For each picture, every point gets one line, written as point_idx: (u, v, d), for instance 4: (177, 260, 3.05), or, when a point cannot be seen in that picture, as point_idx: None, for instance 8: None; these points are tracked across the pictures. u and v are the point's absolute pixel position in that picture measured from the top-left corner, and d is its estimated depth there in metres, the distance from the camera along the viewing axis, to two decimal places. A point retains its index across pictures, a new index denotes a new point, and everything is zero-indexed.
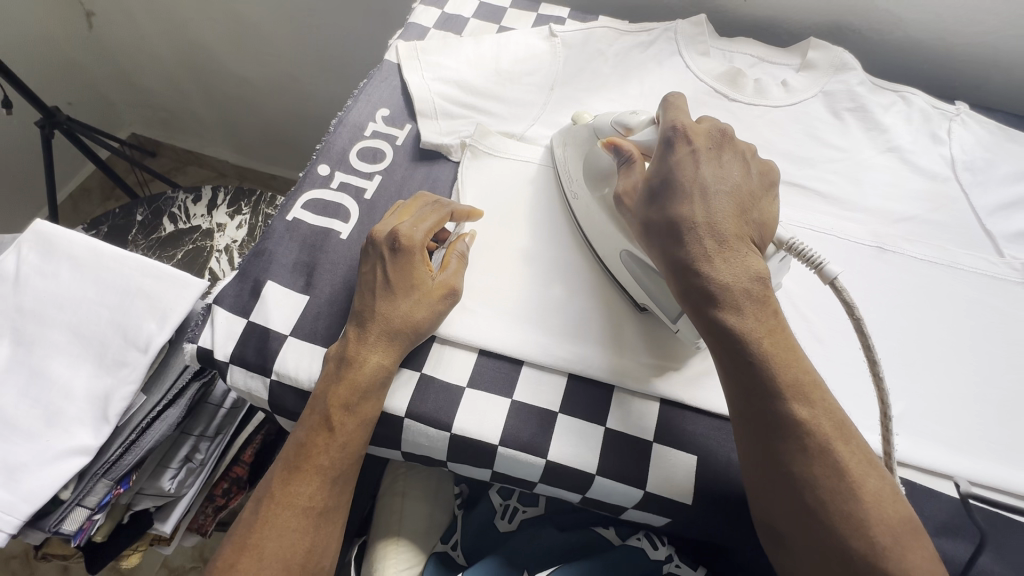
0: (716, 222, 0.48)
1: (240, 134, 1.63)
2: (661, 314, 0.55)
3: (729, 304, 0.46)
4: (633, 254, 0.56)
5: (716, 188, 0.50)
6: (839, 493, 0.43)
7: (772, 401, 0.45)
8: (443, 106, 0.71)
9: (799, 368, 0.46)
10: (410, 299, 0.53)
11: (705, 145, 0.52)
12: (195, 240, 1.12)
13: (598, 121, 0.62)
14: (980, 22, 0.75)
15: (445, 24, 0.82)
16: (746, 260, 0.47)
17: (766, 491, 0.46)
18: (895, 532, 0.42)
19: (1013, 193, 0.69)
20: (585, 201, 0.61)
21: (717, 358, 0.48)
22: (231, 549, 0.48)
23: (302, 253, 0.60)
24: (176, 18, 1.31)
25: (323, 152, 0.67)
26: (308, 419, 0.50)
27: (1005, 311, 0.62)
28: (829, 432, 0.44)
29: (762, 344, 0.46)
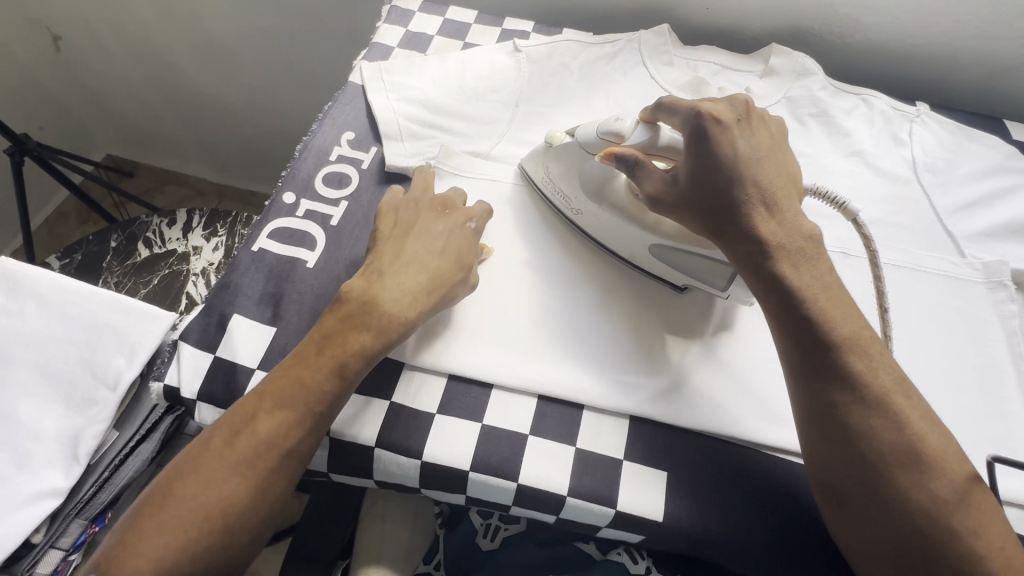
0: (768, 189, 0.50)
1: (217, 152, 1.62)
2: (708, 288, 0.58)
3: (783, 260, 0.49)
4: (665, 247, 0.57)
5: (756, 158, 0.51)
6: (902, 453, 0.44)
7: (831, 354, 0.46)
8: (408, 126, 0.71)
9: (856, 325, 0.47)
10: (464, 262, 0.57)
11: (735, 118, 0.52)
12: (171, 264, 1.11)
13: (583, 135, 0.59)
14: (938, 23, 0.76)
15: (409, 42, 0.82)
16: (796, 223, 0.50)
17: (823, 448, 0.46)
18: (958, 487, 0.43)
19: (973, 193, 0.71)
20: (594, 214, 0.61)
21: (772, 316, 0.49)
22: (177, 468, 0.48)
23: (267, 284, 0.59)
24: (145, 38, 1.30)
25: (288, 179, 0.67)
26: (315, 358, 0.51)
27: (968, 311, 0.63)
28: (891, 385, 0.45)
29: (820, 303, 0.47)
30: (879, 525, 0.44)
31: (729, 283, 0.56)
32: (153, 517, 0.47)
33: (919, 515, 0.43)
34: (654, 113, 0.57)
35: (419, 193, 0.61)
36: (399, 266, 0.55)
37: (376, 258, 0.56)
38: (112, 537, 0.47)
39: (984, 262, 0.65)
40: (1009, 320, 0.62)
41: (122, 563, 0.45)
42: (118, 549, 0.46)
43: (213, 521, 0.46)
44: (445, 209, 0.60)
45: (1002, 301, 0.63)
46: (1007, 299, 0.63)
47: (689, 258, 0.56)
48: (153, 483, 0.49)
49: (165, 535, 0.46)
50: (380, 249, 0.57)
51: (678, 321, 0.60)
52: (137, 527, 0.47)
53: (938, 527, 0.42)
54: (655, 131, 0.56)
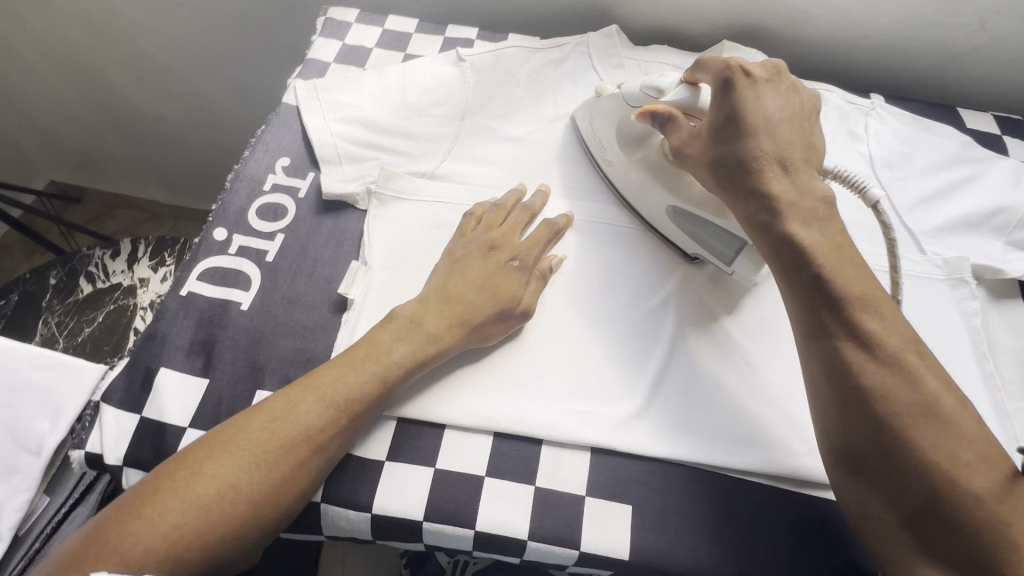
0: (782, 148, 0.51)
1: (167, 172, 1.54)
2: (715, 260, 0.60)
3: (793, 215, 0.48)
4: (680, 212, 0.59)
5: (776, 116, 0.52)
6: (910, 405, 0.40)
7: (838, 310, 0.44)
8: (346, 148, 0.67)
9: (864, 283, 0.45)
10: (501, 300, 0.55)
11: (764, 77, 0.54)
12: (116, 299, 1.05)
13: (627, 89, 0.63)
14: (887, 14, 0.74)
15: (347, 57, 0.78)
16: (806, 184, 0.49)
17: (834, 407, 0.43)
18: (979, 453, 0.39)
19: (930, 186, 0.69)
20: (623, 167, 0.64)
21: (780, 274, 0.48)
22: (207, 445, 0.46)
23: (197, 332, 0.55)
24: (81, 63, 1.24)
25: (218, 214, 0.63)
26: (367, 364, 0.50)
27: (930, 310, 0.61)
28: (893, 338, 0.43)
29: (826, 257, 0.46)
30: (889, 485, 0.41)
31: (737, 254, 0.57)
32: (174, 492, 0.43)
33: (928, 470, 0.39)
34: (692, 73, 0.58)
35: (506, 203, 0.63)
36: (442, 294, 0.55)
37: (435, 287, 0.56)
38: (120, 507, 0.43)
39: (944, 259, 0.64)
40: (972, 318, 0.61)
41: (134, 536, 0.41)
42: (127, 521, 0.42)
43: (239, 507, 0.44)
44: (492, 250, 0.59)
45: (964, 297, 0.62)
46: (969, 296, 0.61)
47: (700, 223, 0.59)
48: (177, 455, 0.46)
49: (185, 513, 0.42)
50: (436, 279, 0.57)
51: (638, 342, 0.57)
52: (156, 498, 0.43)
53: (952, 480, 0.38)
54: (696, 92, 0.58)
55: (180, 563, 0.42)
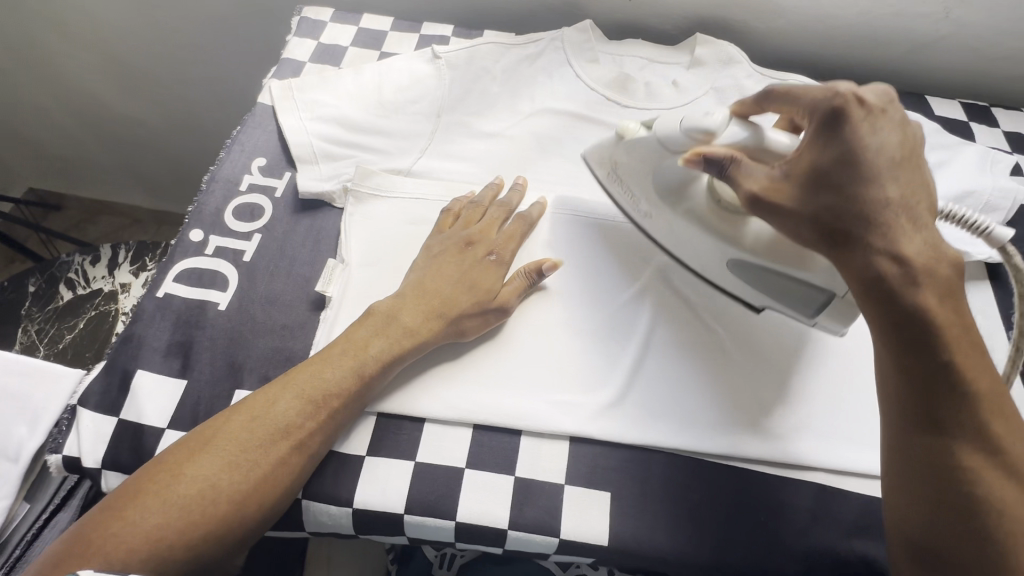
0: (909, 196, 0.43)
1: (148, 177, 1.53)
2: (793, 313, 0.53)
3: (929, 283, 0.41)
4: (745, 265, 0.52)
5: (894, 161, 0.43)
6: (988, 460, 0.40)
7: (944, 385, 0.41)
8: (322, 146, 0.67)
9: (985, 374, 0.41)
10: (478, 293, 0.56)
11: (873, 110, 0.45)
12: (98, 305, 1.04)
13: (662, 129, 0.53)
14: (855, 4, 0.76)
15: (322, 56, 0.77)
16: (937, 240, 0.42)
17: (907, 478, 0.43)
18: None
19: None
20: (664, 219, 0.57)
21: (891, 347, 0.42)
22: (186, 447, 0.46)
23: (174, 333, 0.55)
24: (56, 69, 1.22)
25: (194, 215, 0.62)
26: (343, 361, 0.50)
27: None
28: (991, 399, 0.41)
29: (954, 336, 0.40)
30: (956, 530, 0.41)
31: (820, 310, 0.51)
32: (156, 493, 0.44)
33: (1001, 528, 0.39)
34: (760, 104, 0.51)
35: (485, 201, 0.63)
36: (417, 288, 0.56)
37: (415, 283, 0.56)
38: (101, 508, 0.44)
39: None
40: None
41: (117, 539, 0.42)
42: (109, 522, 0.43)
43: (219, 507, 0.44)
44: (467, 245, 0.59)
45: None
46: None
47: (776, 277, 0.51)
48: (157, 458, 0.46)
49: (167, 514, 0.43)
50: (415, 275, 0.57)
51: (615, 332, 0.58)
52: (137, 501, 0.44)
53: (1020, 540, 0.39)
54: (757, 131, 0.50)
55: (163, 562, 0.43)
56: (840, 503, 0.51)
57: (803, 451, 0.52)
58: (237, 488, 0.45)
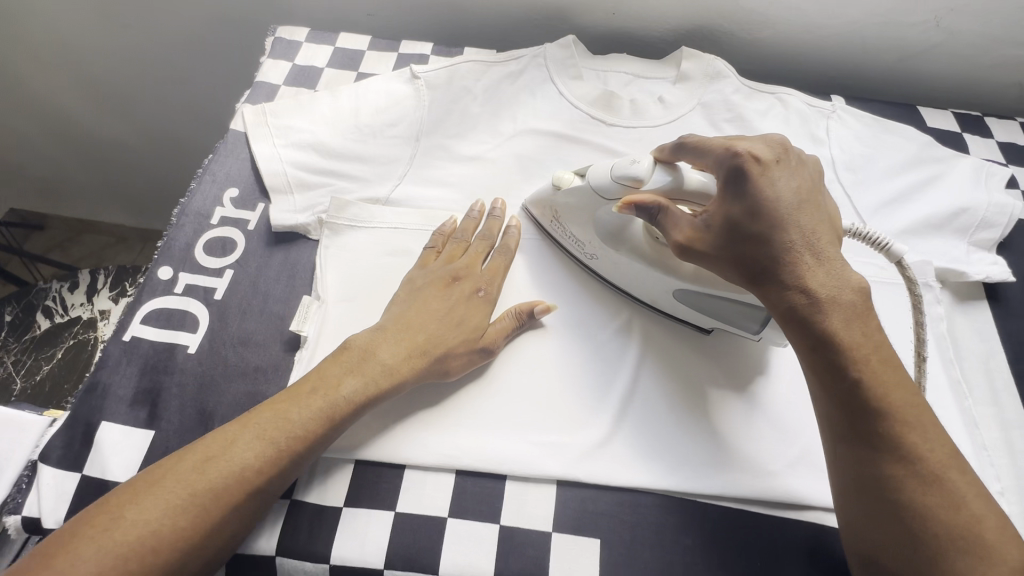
0: (812, 235, 0.45)
1: (131, 195, 1.50)
2: (739, 331, 0.55)
3: (837, 314, 0.43)
4: (689, 293, 0.54)
5: (798, 202, 0.45)
6: (914, 473, 0.41)
7: (863, 394, 0.42)
8: (296, 175, 0.64)
9: (905, 391, 0.42)
10: (468, 331, 0.54)
11: (774, 158, 0.47)
12: (76, 334, 1.01)
13: (595, 178, 0.55)
14: (842, 14, 0.74)
15: (296, 78, 0.75)
16: (842, 272, 0.44)
17: (848, 490, 0.43)
18: (982, 534, 0.39)
19: (895, 188, 0.69)
20: (609, 258, 0.58)
21: (812, 376, 0.44)
22: (132, 488, 0.42)
23: (141, 380, 0.52)
24: (30, 92, 1.19)
25: (163, 252, 0.60)
26: (310, 403, 0.47)
27: (894, 315, 0.61)
28: (910, 413, 0.42)
29: (868, 363, 0.42)
30: (889, 536, 0.41)
31: (763, 326, 0.52)
32: (90, 539, 0.40)
33: (932, 532, 0.40)
34: (675, 153, 0.53)
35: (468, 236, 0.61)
36: (403, 324, 0.53)
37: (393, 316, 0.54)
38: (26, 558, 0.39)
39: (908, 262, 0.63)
40: (938, 323, 0.60)
41: None
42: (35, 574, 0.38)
43: (161, 556, 0.41)
44: (454, 280, 0.57)
45: (929, 302, 0.61)
46: (935, 300, 0.60)
47: (715, 302, 0.53)
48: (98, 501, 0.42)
49: (99, 562, 0.39)
50: (394, 312, 0.54)
51: (602, 368, 0.56)
52: (69, 547, 0.39)
53: (951, 544, 0.39)
54: (679, 175, 0.51)
55: None
56: (841, 545, 0.49)
57: (800, 489, 0.50)
58: (182, 535, 0.41)
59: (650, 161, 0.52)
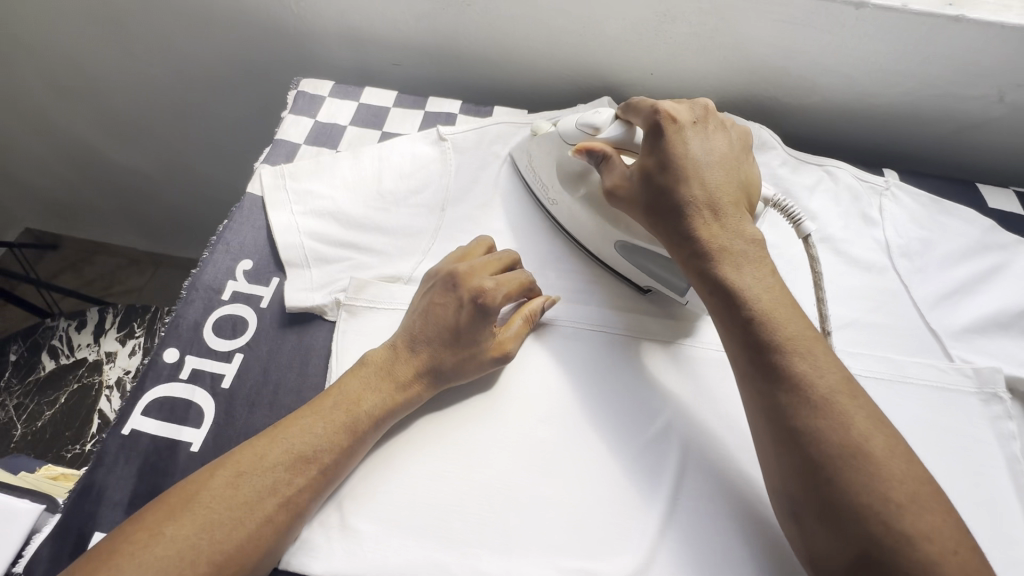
0: (714, 191, 0.51)
1: (147, 223, 1.46)
2: (668, 290, 0.58)
3: (726, 257, 0.49)
4: (629, 245, 0.58)
5: (706, 160, 0.52)
6: (807, 396, 0.43)
7: (754, 326, 0.46)
8: (314, 248, 0.61)
9: (799, 326, 0.46)
10: (471, 345, 0.52)
11: (691, 121, 0.54)
12: (81, 377, 0.97)
13: (563, 126, 0.61)
14: (897, 84, 0.69)
15: (318, 136, 0.72)
16: (738, 225, 0.50)
17: (756, 425, 0.46)
18: (870, 448, 0.41)
19: (954, 278, 0.64)
20: (566, 206, 0.62)
21: (715, 315, 0.49)
22: (167, 504, 0.43)
23: (139, 483, 0.50)
24: (50, 122, 1.18)
25: (171, 330, 0.57)
26: (332, 419, 0.49)
27: (960, 429, 0.55)
28: (801, 341, 0.45)
29: (759, 297, 0.47)
30: (790, 466, 0.43)
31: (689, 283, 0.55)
32: (130, 555, 0.40)
33: (822, 450, 0.41)
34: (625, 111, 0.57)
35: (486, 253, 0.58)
36: (411, 334, 0.53)
37: (401, 329, 0.54)
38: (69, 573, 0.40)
39: (974, 368, 0.57)
40: (1010, 441, 0.54)
41: None
42: None
43: (200, 569, 0.41)
44: (452, 284, 0.54)
45: (998, 416, 0.55)
46: (1003, 414, 0.55)
47: (654, 257, 0.57)
48: (131, 521, 0.43)
49: None
50: (403, 324, 0.55)
51: (640, 482, 0.51)
52: (110, 564, 0.40)
53: (839, 461, 0.41)
54: (631, 131, 0.57)
55: None
56: None
57: None
58: (218, 547, 0.42)
59: (610, 114, 0.58)
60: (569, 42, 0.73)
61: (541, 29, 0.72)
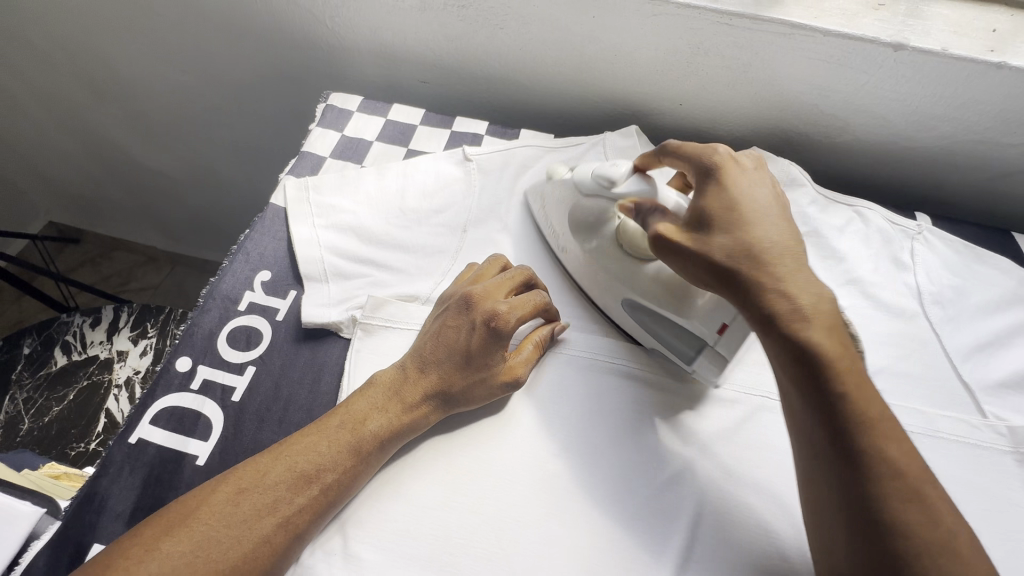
0: (788, 245, 0.46)
1: (167, 223, 1.47)
2: (674, 356, 0.55)
3: (815, 317, 0.43)
4: (638, 305, 0.55)
5: (769, 212, 0.48)
6: (897, 489, 0.38)
7: (841, 395, 0.40)
8: (333, 263, 0.60)
9: (882, 403, 0.41)
10: (483, 369, 0.51)
11: (744, 170, 0.51)
12: (91, 374, 0.97)
13: (579, 174, 0.59)
14: (932, 127, 0.68)
15: (344, 151, 0.72)
16: (819, 281, 0.45)
17: (833, 500, 0.40)
18: (952, 552, 0.37)
19: (988, 329, 0.61)
20: (576, 256, 0.61)
21: (786, 372, 0.43)
22: (165, 520, 0.42)
23: (142, 495, 0.50)
24: (82, 120, 1.20)
25: (184, 339, 0.57)
26: (334, 442, 0.47)
27: (994, 491, 0.52)
28: (885, 422, 0.40)
29: (849, 366, 0.41)
30: (863, 557, 0.38)
31: (698, 354, 0.52)
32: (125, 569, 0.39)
33: (913, 549, 0.37)
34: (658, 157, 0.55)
35: (499, 273, 0.57)
36: (421, 355, 0.52)
37: (414, 348, 0.53)
38: None
39: (1010, 427, 0.55)
40: None
41: None
42: None
43: None
44: (464, 309, 0.52)
45: None
46: None
47: (661, 323, 0.54)
48: (129, 534, 0.42)
49: None
50: (418, 345, 0.53)
51: (655, 527, 0.48)
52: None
53: (927, 560, 0.37)
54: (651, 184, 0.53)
55: None
56: None
57: None
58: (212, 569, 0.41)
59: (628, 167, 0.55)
60: (599, 69, 0.73)
61: (572, 55, 0.72)
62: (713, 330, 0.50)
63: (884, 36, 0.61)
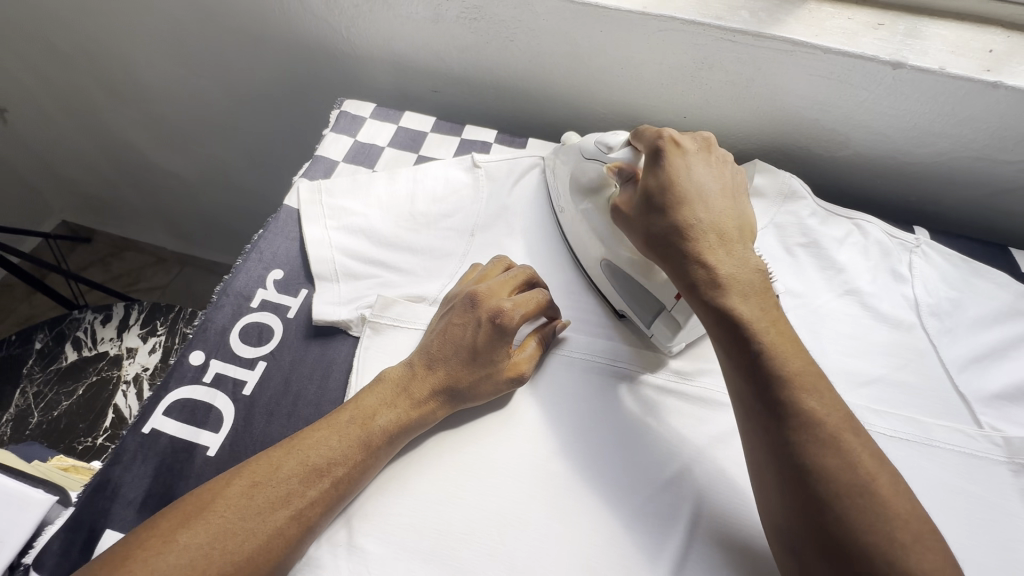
0: (719, 222, 0.51)
1: (178, 224, 1.50)
2: (637, 318, 0.58)
3: (735, 287, 0.48)
4: (613, 266, 0.59)
5: (708, 189, 0.53)
6: (814, 438, 0.42)
7: (761, 357, 0.45)
8: (344, 263, 0.62)
9: (803, 361, 0.45)
10: (488, 365, 0.52)
11: (691, 150, 0.55)
12: (100, 370, 0.99)
13: (585, 141, 0.62)
14: (931, 143, 0.69)
15: (356, 156, 0.74)
16: (746, 255, 0.50)
17: (761, 457, 0.44)
18: (872, 490, 0.40)
19: (985, 341, 0.62)
20: (571, 216, 0.64)
21: (716, 340, 0.48)
22: (182, 511, 0.44)
23: (153, 484, 0.51)
24: (101, 121, 1.23)
25: (198, 333, 0.58)
26: (344, 437, 0.48)
27: (988, 500, 0.53)
28: (806, 376, 0.44)
29: (765, 329, 0.46)
30: (792, 503, 0.42)
31: (654, 318, 0.56)
32: (144, 560, 0.41)
33: (831, 490, 0.40)
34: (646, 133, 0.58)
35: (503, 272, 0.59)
36: (428, 350, 0.54)
37: (422, 344, 0.55)
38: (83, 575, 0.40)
39: (1004, 437, 0.55)
40: None
41: None
42: None
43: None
44: (471, 305, 0.54)
45: None
46: None
47: (632, 288, 0.58)
48: (147, 526, 0.43)
49: None
50: (425, 342, 0.55)
51: (654, 528, 0.49)
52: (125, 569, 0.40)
53: (848, 499, 0.40)
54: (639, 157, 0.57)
55: None
56: None
57: None
58: (228, 561, 0.42)
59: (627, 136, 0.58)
60: (606, 81, 0.75)
61: (580, 67, 0.74)
62: (670, 295, 0.54)
63: (883, 54, 0.63)
